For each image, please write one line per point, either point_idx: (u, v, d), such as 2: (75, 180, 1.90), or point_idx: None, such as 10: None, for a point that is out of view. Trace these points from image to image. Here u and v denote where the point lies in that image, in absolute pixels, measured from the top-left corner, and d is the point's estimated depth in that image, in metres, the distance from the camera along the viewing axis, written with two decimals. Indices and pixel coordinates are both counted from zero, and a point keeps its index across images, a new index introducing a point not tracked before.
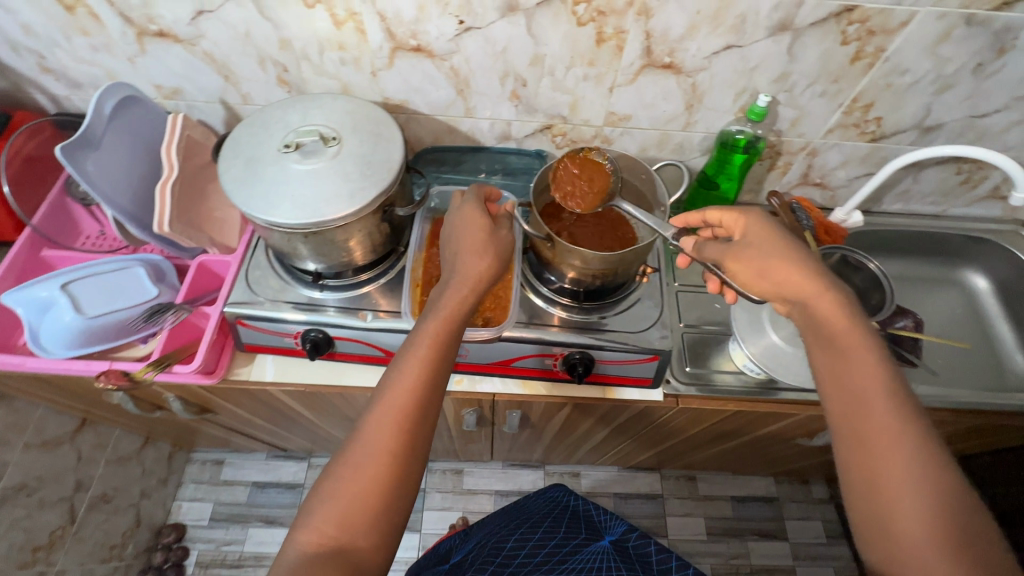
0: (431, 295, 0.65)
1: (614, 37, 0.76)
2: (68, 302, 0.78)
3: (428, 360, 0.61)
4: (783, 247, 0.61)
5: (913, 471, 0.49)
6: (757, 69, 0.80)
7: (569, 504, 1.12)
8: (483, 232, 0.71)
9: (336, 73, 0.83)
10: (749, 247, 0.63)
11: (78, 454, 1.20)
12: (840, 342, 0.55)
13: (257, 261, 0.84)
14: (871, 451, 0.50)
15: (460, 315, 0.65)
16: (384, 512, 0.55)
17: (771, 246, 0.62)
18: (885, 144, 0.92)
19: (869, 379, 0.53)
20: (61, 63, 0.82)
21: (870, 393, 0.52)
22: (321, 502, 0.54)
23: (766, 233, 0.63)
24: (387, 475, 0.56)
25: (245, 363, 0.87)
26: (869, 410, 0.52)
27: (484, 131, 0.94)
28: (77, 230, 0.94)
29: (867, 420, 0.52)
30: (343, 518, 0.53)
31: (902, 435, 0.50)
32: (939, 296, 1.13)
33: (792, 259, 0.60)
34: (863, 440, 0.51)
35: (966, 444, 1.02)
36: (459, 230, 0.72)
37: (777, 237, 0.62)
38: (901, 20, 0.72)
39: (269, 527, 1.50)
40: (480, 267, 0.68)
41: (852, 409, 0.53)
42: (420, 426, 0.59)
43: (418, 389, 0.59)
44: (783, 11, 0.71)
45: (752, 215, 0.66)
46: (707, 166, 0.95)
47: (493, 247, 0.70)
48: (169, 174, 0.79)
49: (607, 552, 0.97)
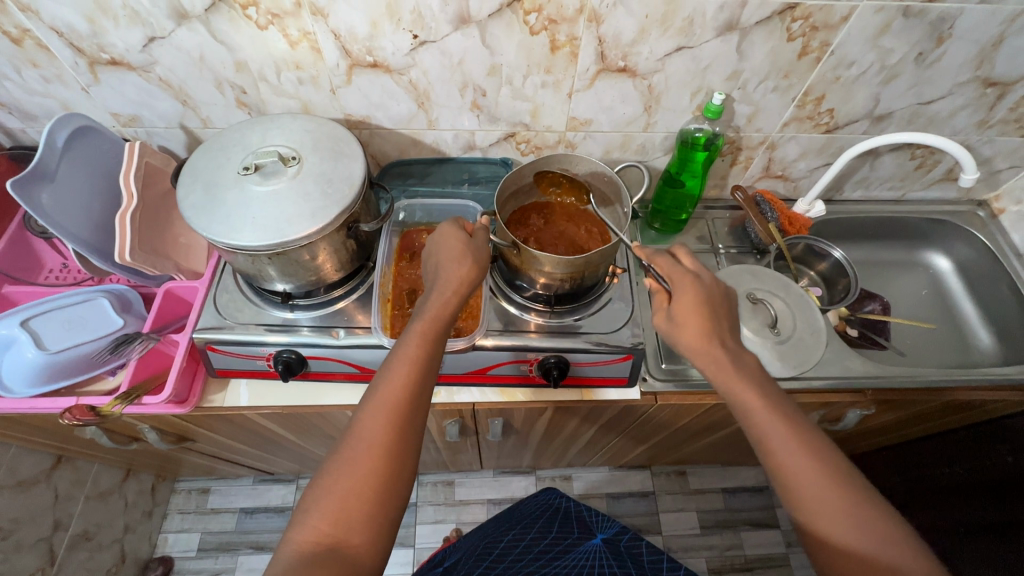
0: (417, 307, 0.66)
1: (567, 44, 0.77)
2: (30, 338, 0.76)
3: (411, 376, 0.61)
4: (704, 327, 0.63)
5: (855, 533, 0.52)
6: (710, 68, 0.81)
7: (562, 505, 1.12)
8: (464, 237, 0.71)
9: (295, 93, 0.83)
10: (674, 328, 0.64)
11: (55, 493, 1.17)
12: (747, 394, 0.60)
13: (225, 285, 0.83)
14: (798, 490, 0.55)
15: (444, 325, 0.66)
16: (377, 511, 0.54)
17: (692, 327, 0.63)
18: (839, 135, 0.95)
19: (797, 446, 0.57)
20: (13, 96, 0.81)
21: (802, 461, 0.56)
22: (317, 498, 0.54)
23: (691, 307, 0.63)
24: (377, 476, 0.55)
25: (218, 389, 0.85)
26: (805, 478, 0.55)
27: (449, 143, 0.95)
28: (40, 264, 0.92)
29: (804, 487, 0.55)
30: (338, 514, 0.53)
31: (836, 496, 0.54)
32: (905, 278, 1.16)
33: (712, 338, 0.62)
34: (792, 489, 0.56)
35: (939, 422, 1.04)
36: (437, 244, 0.72)
37: (700, 313, 0.63)
38: (842, 15, 0.75)
39: (260, 553, 1.47)
40: (460, 271, 0.68)
41: (786, 477, 0.56)
42: (410, 433, 0.59)
43: (406, 398, 0.60)
44: (729, 11, 0.73)
45: (680, 280, 0.65)
46: (671, 164, 0.97)
47: (472, 251, 0.70)
48: (129, 203, 0.78)
49: (600, 546, 0.97)
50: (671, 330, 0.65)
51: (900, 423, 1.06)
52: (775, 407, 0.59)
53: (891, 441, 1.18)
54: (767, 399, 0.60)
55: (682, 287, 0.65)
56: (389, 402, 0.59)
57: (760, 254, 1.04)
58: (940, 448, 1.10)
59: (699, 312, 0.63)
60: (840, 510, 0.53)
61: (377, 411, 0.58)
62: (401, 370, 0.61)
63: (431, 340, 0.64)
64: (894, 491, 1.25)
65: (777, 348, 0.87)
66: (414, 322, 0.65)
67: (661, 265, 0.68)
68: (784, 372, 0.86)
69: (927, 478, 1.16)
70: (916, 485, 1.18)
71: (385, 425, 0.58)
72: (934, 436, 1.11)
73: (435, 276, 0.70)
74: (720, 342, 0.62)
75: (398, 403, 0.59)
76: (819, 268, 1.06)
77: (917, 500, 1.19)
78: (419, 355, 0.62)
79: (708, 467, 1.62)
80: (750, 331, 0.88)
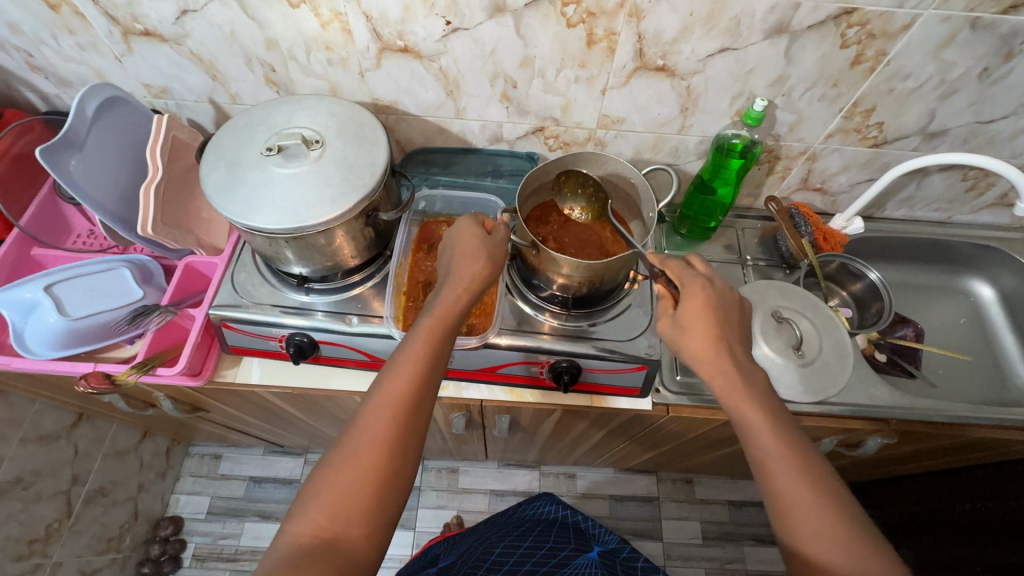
0: (427, 299, 0.65)
1: (605, 39, 0.74)
2: (52, 304, 0.77)
3: (417, 371, 0.60)
4: (712, 338, 0.60)
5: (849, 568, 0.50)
6: (754, 72, 0.77)
7: (559, 516, 1.12)
8: (481, 232, 0.70)
9: (324, 74, 0.82)
10: (680, 336, 0.62)
11: (74, 448, 1.22)
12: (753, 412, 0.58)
13: (244, 263, 0.83)
14: (795, 518, 0.53)
15: (454, 319, 0.64)
16: (377, 504, 0.54)
17: (695, 341, 0.61)
18: (887, 149, 0.90)
19: (797, 473, 0.54)
20: (50, 61, 0.82)
21: (800, 490, 0.54)
22: (317, 491, 0.54)
23: (700, 317, 0.61)
24: (377, 471, 0.55)
25: (231, 364, 0.86)
26: (801, 507, 0.53)
27: (475, 133, 0.93)
28: (68, 229, 0.94)
29: (800, 518, 0.53)
30: (336, 508, 0.53)
31: (836, 528, 0.52)
32: (944, 305, 1.10)
33: (720, 352, 0.60)
34: (789, 517, 0.54)
35: (964, 457, 1.00)
36: (452, 240, 0.71)
37: (710, 327, 0.61)
38: (903, 23, 0.70)
39: (265, 522, 1.51)
40: (474, 268, 0.67)
41: (786, 506, 0.54)
42: (413, 428, 0.58)
43: (410, 392, 0.59)
44: (780, 13, 0.69)
45: (691, 286, 0.62)
46: (703, 169, 0.93)
47: (487, 248, 0.69)
48: (154, 175, 0.78)
49: (595, 561, 0.93)
50: (677, 337, 0.63)
51: (921, 454, 1.02)
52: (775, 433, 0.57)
53: (910, 470, 1.14)
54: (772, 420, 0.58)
55: (692, 293, 0.62)
56: (394, 397, 0.58)
57: (789, 269, 1.00)
58: (961, 483, 1.06)
59: (707, 320, 0.61)
60: (836, 543, 0.51)
61: (381, 405, 0.58)
62: (407, 367, 0.60)
63: (439, 337, 0.63)
64: (909, 522, 1.21)
65: (800, 371, 0.82)
66: (424, 316, 0.64)
67: (673, 269, 0.65)
68: (806, 398, 0.81)
69: (943, 514, 1.11)
70: (933, 518, 1.14)
71: (387, 419, 0.57)
72: (958, 472, 1.06)
73: (447, 270, 0.68)
74: (726, 358, 0.60)
75: (402, 397, 0.58)
76: (851, 288, 1.01)
77: (931, 535, 1.15)
78: (425, 351, 0.61)
79: (716, 478, 1.59)
80: (771, 351, 0.82)
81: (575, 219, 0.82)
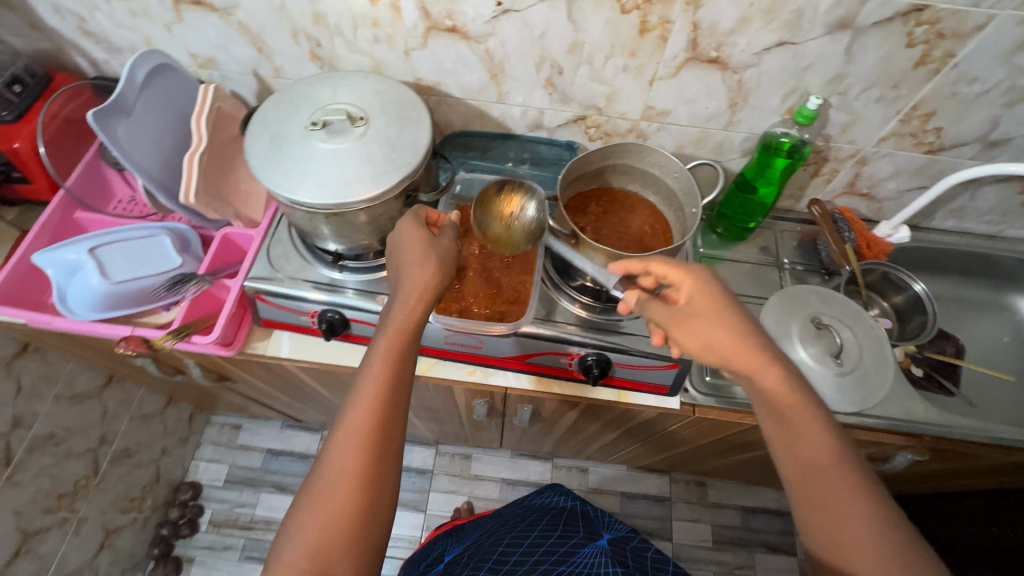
0: (381, 314, 0.65)
1: (658, 27, 0.72)
2: (95, 266, 0.79)
3: (379, 397, 0.59)
4: (734, 330, 0.59)
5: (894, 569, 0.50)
6: (810, 68, 0.75)
7: (564, 504, 1.11)
8: (425, 235, 0.68)
9: (369, 51, 0.82)
10: (703, 330, 0.59)
11: (104, 409, 1.25)
12: (788, 416, 0.57)
13: (280, 237, 0.84)
14: (831, 525, 0.53)
15: (411, 333, 0.64)
16: (361, 534, 0.55)
17: (720, 337, 0.59)
18: (943, 157, 0.86)
19: (832, 475, 0.54)
20: (102, 26, 0.83)
21: (832, 494, 0.54)
22: (291, 535, 0.53)
23: (714, 306, 0.60)
24: (352, 503, 0.55)
25: (262, 337, 0.87)
26: (838, 514, 0.53)
27: (516, 119, 0.91)
28: (110, 194, 0.95)
29: (839, 521, 0.53)
30: (313, 549, 0.52)
31: (873, 530, 0.51)
32: (988, 322, 1.06)
33: (744, 348, 0.59)
34: (827, 522, 0.53)
35: (996, 480, 0.97)
36: (396, 249, 0.68)
37: (729, 321, 0.59)
38: (976, 24, 0.67)
39: (281, 494, 1.54)
40: (424, 277, 0.65)
41: (825, 513, 0.54)
42: (386, 450, 0.58)
43: (375, 417, 0.58)
44: (845, 7, 0.67)
45: (696, 282, 0.61)
46: (747, 168, 0.90)
47: (434, 253, 0.67)
48: (198, 145, 0.78)
49: (603, 550, 0.89)
50: (695, 331, 0.60)
51: (951, 473, 1.00)
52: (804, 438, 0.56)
53: (936, 488, 1.12)
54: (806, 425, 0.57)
55: (698, 281, 0.61)
56: (360, 426, 0.58)
57: (828, 275, 0.97)
58: (990, 507, 1.03)
59: (724, 311, 0.60)
60: (874, 550, 0.50)
61: (347, 437, 0.57)
62: (370, 393, 0.59)
63: (398, 354, 0.62)
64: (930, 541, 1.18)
65: (837, 380, 0.79)
66: (380, 337, 0.63)
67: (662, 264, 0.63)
68: (841, 408, 0.78)
69: (966, 535, 1.09)
70: (957, 539, 1.12)
71: (355, 449, 0.57)
72: (989, 492, 1.03)
73: (398, 281, 0.67)
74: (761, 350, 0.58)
75: (368, 424, 0.58)
76: (893, 299, 0.97)
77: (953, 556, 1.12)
78: (385, 372, 0.61)
79: (730, 482, 1.58)
80: (808, 357, 0.80)
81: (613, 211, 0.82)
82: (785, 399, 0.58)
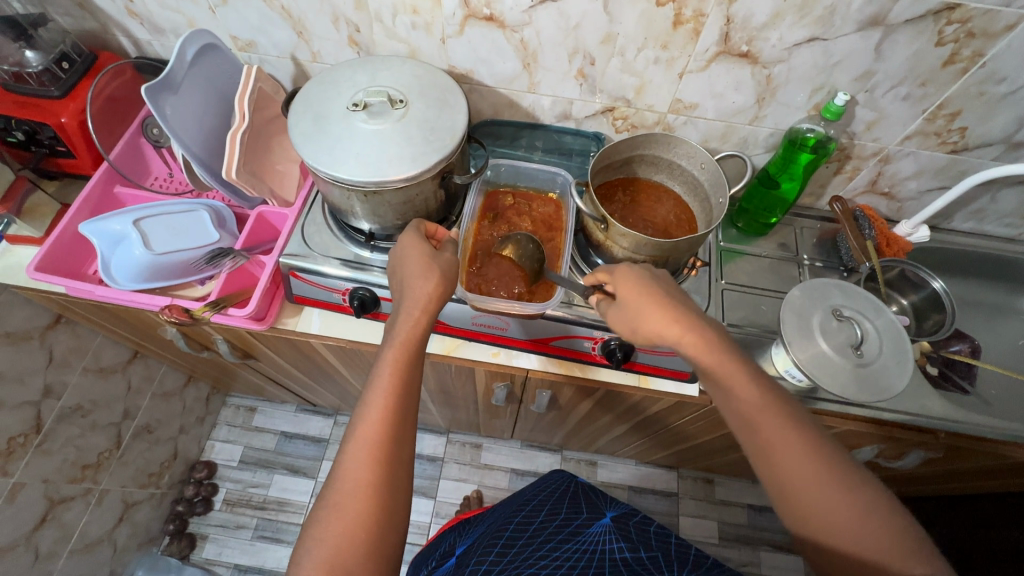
0: (385, 324, 0.65)
1: (692, 20, 0.74)
2: (139, 238, 0.83)
3: (389, 407, 0.59)
4: (660, 309, 0.62)
5: (871, 538, 0.50)
6: (840, 65, 0.77)
7: (567, 488, 1.10)
8: (426, 249, 0.68)
9: (406, 37, 0.84)
10: (637, 321, 0.64)
11: (127, 384, 1.28)
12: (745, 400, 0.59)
13: (313, 216, 0.86)
14: (807, 505, 0.54)
15: (416, 345, 0.64)
16: (376, 543, 0.53)
17: (649, 320, 0.63)
18: (965, 157, 0.87)
19: (800, 456, 0.55)
20: (147, 8, 0.85)
21: (806, 478, 0.54)
22: (308, 547, 0.52)
23: (636, 292, 0.65)
24: (369, 512, 0.54)
25: (292, 314, 0.90)
26: (809, 496, 0.54)
27: (545, 109, 0.93)
28: (148, 171, 0.99)
29: (814, 505, 0.53)
30: (332, 558, 0.51)
31: (847, 505, 0.52)
32: (1003, 325, 1.07)
33: (675, 322, 0.62)
34: (803, 505, 0.54)
35: (1009, 481, 0.98)
36: (400, 258, 0.69)
37: (657, 303, 0.63)
38: (1007, 24, 0.68)
39: (294, 476, 1.57)
40: (427, 289, 0.65)
41: (799, 499, 0.54)
42: (397, 456, 0.58)
43: (386, 426, 0.58)
44: (878, 5, 0.68)
45: (618, 275, 0.67)
46: (770, 163, 0.92)
47: (438, 266, 0.68)
48: (240, 123, 0.81)
49: (609, 528, 0.87)
50: (632, 320, 0.65)
51: (954, 473, 1.02)
52: (774, 438, 0.57)
53: (946, 490, 1.13)
54: (766, 409, 0.58)
55: (621, 281, 0.66)
56: (370, 437, 0.57)
57: (847, 273, 0.97)
58: (1002, 509, 1.04)
59: (648, 297, 0.64)
60: (853, 522, 0.51)
61: (358, 447, 0.57)
62: (377, 403, 0.59)
63: (403, 363, 0.62)
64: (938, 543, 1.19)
65: (857, 372, 0.80)
66: (386, 348, 0.63)
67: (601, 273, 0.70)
68: (863, 398, 0.78)
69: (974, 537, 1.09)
70: (967, 539, 1.13)
71: (368, 458, 0.56)
72: (1000, 494, 1.05)
73: (401, 294, 0.67)
74: (688, 326, 0.61)
75: (378, 433, 0.57)
76: (910, 297, 0.99)
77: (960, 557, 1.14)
78: (392, 380, 0.60)
79: (737, 480, 1.59)
80: (828, 348, 0.81)
81: (638, 202, 0.85)
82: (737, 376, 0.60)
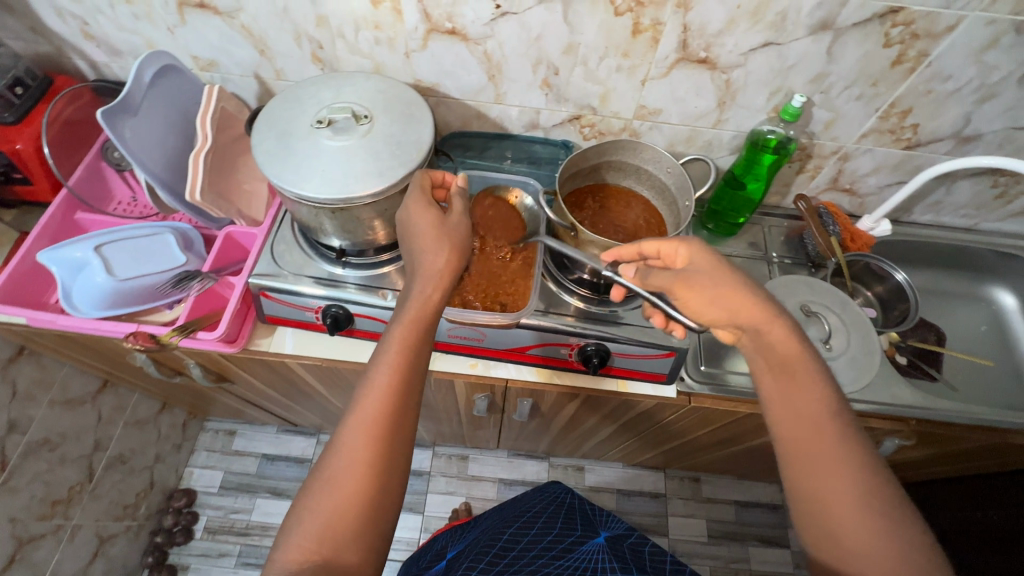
0: (398, 300, 0.63)
1: (650, 29, 0.75)
2: (100, 264, 0.81)
3: (394, 388, 0.57)
4: (733, 287, 0.61)
5: (877, 522, 0.51)
6: (795, 68, 0.79)
7: (564, 501, 1.09)
8: (437, 219, 0.66)
9: (370, 53, 0.84)
10: (721, 292, 0.61)
11: (98, 414, 1.24)
12: (789, 374, 0.59)
13: (282, 235, 0.85)
14: (816, 473, 0.55)
15: (426, 327, 0.62)
16: (368, 523, 0.52)
17: (722, 291, 0.62)
18: (919, 152, 0.90)
19: (826, 435, 0.55)
20: (104, 30, 0.84)
21: (825, 452, 0.55)
22: (299, 519, 0.51)
23: (711, 264, 0.63)
24: (364, 491, 0.53)
25: (265, 334, 0.88)
26: (825, 466, 0.54)
27: (512, 119, 0.94)
28: (110, 196, 0.96)
29: (829, 478, 0.54)
30: (322, 533, 0.50)
31: (859, 486, 0.53)
32: (966, 312, 1.11)
33: (739, 300, 0.61)
34: (815, 474, 0.55)
35: (981, 463, 1.01)
36: (410, 225, 0.66)
37: (728, 276, 0.62)
38: (948, 24, 0.71)
39: (277, 499, 1.53)
40: (438, 264, 0.64)
41: (815, 470, 0.55)
42: (398, 440, 0.56)
43: (389, 406, 0.56)
44: (826, 10, 0.71)
45: (686, 246, 0.66)
46: (735, 165, 0.94)
47: (447, 235, 0.66)
48: (203, 144, 0.80)
49: (603, 548, 0.87)
50: (713, 292, 0.62)
51: (927, 459, 1.05)
52: (801, 416, 0.57)
53: (922, 475, 1.16)
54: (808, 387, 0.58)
55: (700, 257, 0.64)
56: (370, 416, 0.55)
57: (815, 269, 0.99)
58: (977, 491, 1.07)
59: (718, 268, 0.63)
60: (861, 505, 0.52)
61: (360, 424, 0.55)
62: (382, 381, 0.57)
63: (412, 345, 0.60)
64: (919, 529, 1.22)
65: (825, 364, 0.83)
66: (395, 324, 0.61)
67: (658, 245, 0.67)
68: None
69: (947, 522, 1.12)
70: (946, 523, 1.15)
71: (367, 436, 0.54)
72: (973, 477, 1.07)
73: (414, 271, 0.65)
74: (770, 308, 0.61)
75: (382, 413, 0.55)
76: (876, 290, 1.01)
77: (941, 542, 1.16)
78: (399, 361, 0.58)
79: (723, 478, 1.60)
80: None
81: (609, 205, 0.86)
82: (789, 351, 0.60)
